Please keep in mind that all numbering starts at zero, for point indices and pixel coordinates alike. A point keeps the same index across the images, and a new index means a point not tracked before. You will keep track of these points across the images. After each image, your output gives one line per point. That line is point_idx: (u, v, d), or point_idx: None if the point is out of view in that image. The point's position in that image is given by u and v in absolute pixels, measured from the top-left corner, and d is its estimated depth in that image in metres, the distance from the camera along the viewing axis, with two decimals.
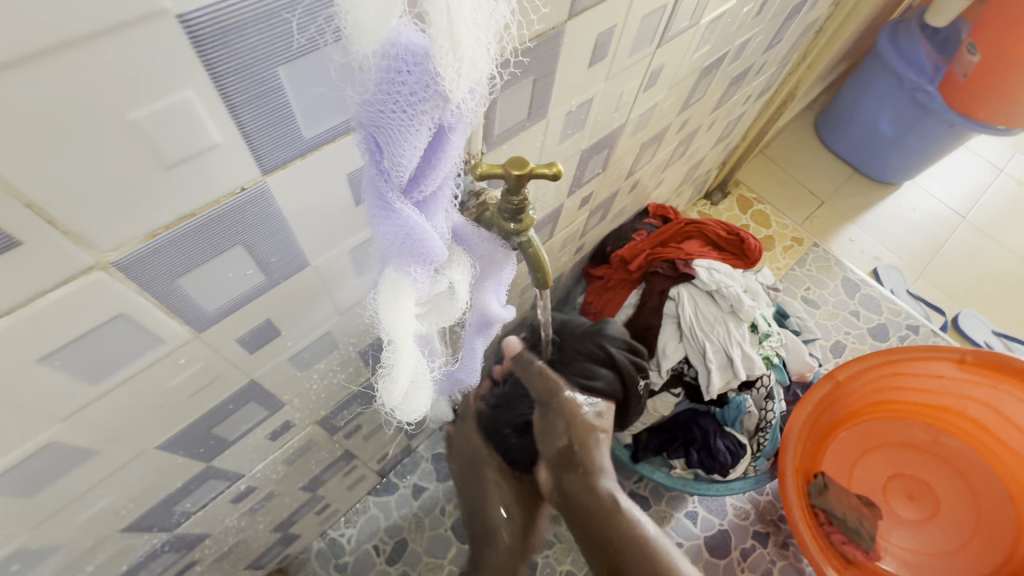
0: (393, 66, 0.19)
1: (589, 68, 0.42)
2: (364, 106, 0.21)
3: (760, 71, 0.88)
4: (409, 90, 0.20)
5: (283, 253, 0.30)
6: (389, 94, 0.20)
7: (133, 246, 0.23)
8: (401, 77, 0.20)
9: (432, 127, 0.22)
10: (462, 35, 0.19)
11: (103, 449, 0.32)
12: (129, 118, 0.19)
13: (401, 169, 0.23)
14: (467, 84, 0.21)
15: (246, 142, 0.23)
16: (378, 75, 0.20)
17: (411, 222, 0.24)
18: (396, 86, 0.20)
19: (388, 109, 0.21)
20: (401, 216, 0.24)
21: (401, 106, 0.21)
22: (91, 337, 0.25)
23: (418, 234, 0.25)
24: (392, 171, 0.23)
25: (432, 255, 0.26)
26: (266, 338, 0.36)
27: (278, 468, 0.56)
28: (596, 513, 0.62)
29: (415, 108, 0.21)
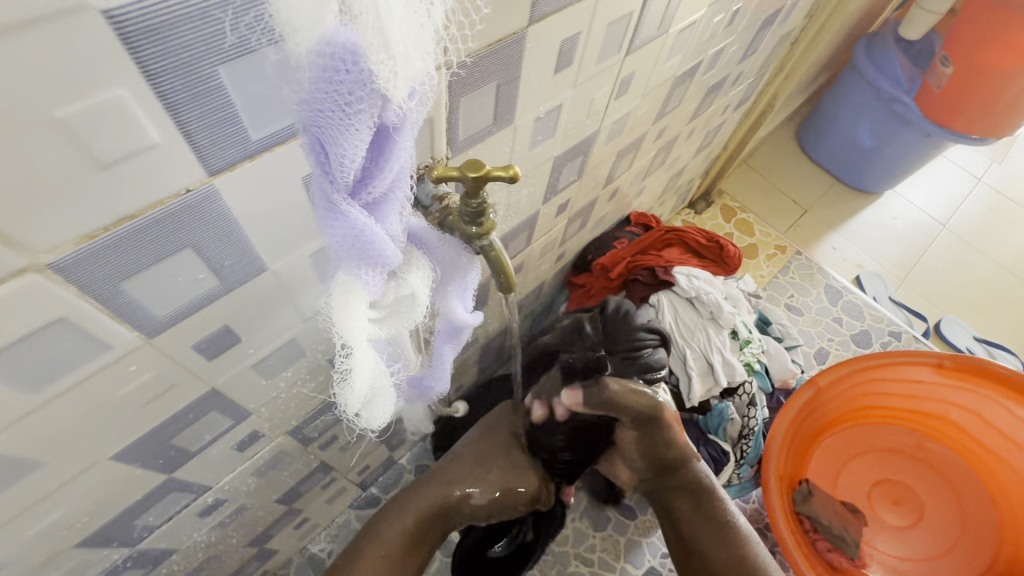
0: (329, 65, 0.19)
1: (555, 75, 0.43)
2: (303, 105, 0.20)
3: (737, 81, 0.89)
4: (347, 89, 0.20)
5: (238, 257, 0.30)
6: (327, 94, 0.20)
7: (70, 249, 0.22)
8: (338, 76, 0.20)
9: (373, 125, 0.22)
10: (392, 31, 0.19)
11: (51, 459, 0.31)
12: (57, 115, 0.19)
13: (345, 168, 0.22)
14: (407, 82, 0.21)
15: (188, 143, 0.23)
16: (315, 74, 0.20)
17: (359, 224, 0.24)
18: (333, 84, 0.20)
19: (327, 108, 0.20)
20: (348, 218, 0.24)
21: (339, 106, 0.20)
22: (29, 342, 0.24)
23: (368, 236, 0.25)
24: (337, 172, 0.23)
25: (385, 257, 0.26)
26: (225, 344, 0.35)
27: (248, 480, 0.55)
28: (691, 509, 0.62)
29: (353, 107, 0.21)
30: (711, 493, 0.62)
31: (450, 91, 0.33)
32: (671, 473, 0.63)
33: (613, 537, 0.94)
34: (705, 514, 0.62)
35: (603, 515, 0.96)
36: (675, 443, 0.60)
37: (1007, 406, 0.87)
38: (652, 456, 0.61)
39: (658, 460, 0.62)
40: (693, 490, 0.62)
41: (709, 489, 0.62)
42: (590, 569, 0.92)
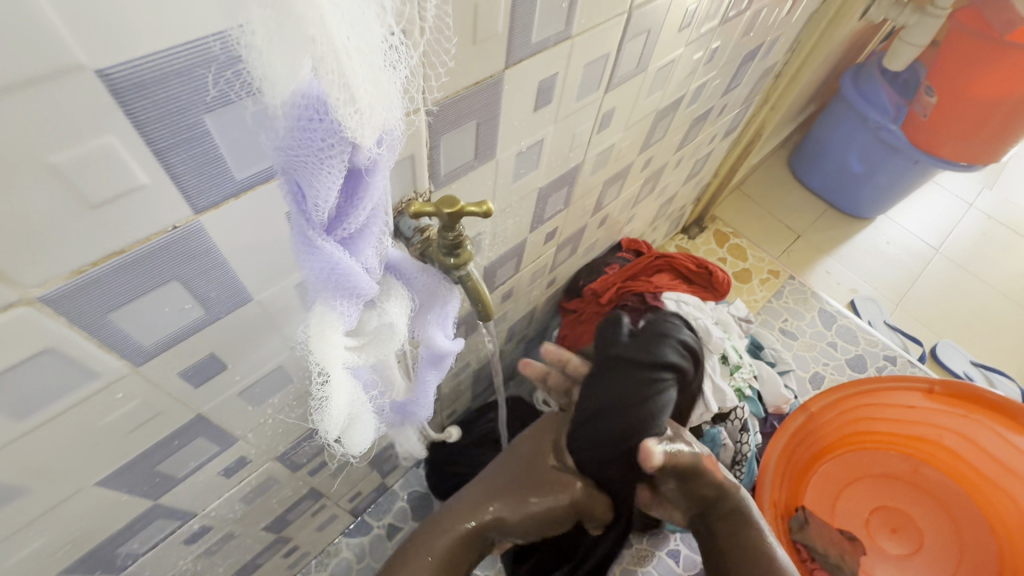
0: (304, 115, 0.21)
1: (535, 111, 0.45)
2: (281, 151, 0.22)
3: (722, 112, 0.92)
4: (320, 137, 0.22)
5: (223, 288, 0.31)
6: (302, 141, 0.22)
7: (60, 282, 0.24)
8: (312, 124, 0.22)
9: (345, 168, 0.24)
10: (359, 89, 0.21)
11: (36, 486, 0.31)
12: (50, 161, 0.20)
13: (319, 208, 0.24)
14: (374, 130, 0.23)
15: (175, 184, 0.24)
16: (290, 124, 0.22)
17: (334, 259, 0.26)
18: (308, 133, 0.22)
19: (302, 154, 0.22)
20: (324, 253, 0.25)
21: (313, 152, 0.22)
22: (17, 371, 0.25)
23: (343, 269, 0.26)
24: (312, 211, 0.24)
25: (360, 289, 0.28)
26: (211, 372, 0.36)
27: (236, 507, 0.55)
28: (735, 540, 0.59)
29: (327, 153, 0.23)
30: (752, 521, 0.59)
31: (430, 129, 0.35)
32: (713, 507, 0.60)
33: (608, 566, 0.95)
34: (750, 544, 0.58)
35: None
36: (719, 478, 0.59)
37: (1001, 433, 0.87)
38: (690, 496, 0.60)
39: (699, 496, 0.59)
40: (737, 518, 0.59)
41: (749, 516, 0.59)
42: None
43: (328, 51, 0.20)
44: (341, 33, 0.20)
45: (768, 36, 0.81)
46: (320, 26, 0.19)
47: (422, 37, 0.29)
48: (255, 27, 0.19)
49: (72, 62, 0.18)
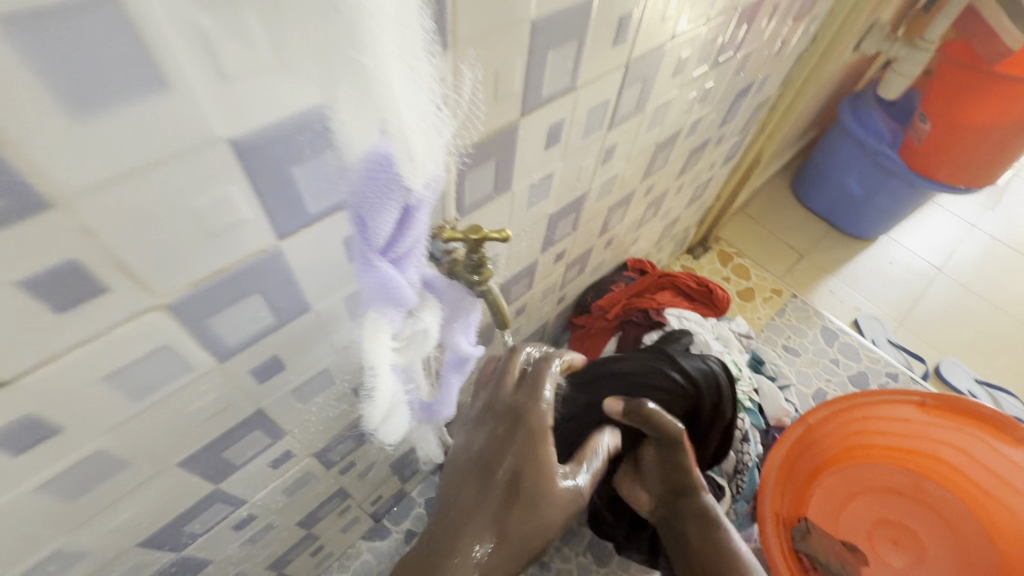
0: (374, 166, 0.29)
1: (546, 150, 0.52)
2: (354, 192, 0.30)
3: (719, 142, 0.99)
4: (384, 181, 0.30)
5: (292, 299, 0.38)
6: (371, 184, 0.30)
7: (182, 292, 0.31)
8: (379, 172, 0.29)
9: (400, 204, 0.31)
10: (413, 147, 0.30)
11: (135, 462, 0.38)
12: (190, 205, 0.27)
13: (378, 235, 0.31)
14: (422, 175, 0.31)
15: (267, 218, 0.32)
16: (362, 172, 0.29)
17: (387, 276, 0.32)
18: (375, 178, 0.29)
19: (370, 192, 0.30)
20: (380, 271, 0.32)
21: (378, 191, 0.30)
22: (141, 363, 0.32)
23: (393, 284, 0.33)
24: (372, 237, 0.31)
25: (403, 300, 0.34)
26: (273, 371, 0.43)
27: (277, 498, 0.62)
28: (700, 538, 0.60)
29: (389, 192, 0.30)
30: (717, 521, 0.60)
31: (459, 170, 0.43)
32: (683, 498, 0.63)
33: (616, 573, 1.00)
34: (711, 544, 0.59)
35: (605, 551, 1.03)
36: (689, 467, 0.62)
37: (993, 444, 0.91)
38: (665, 474, 0.63)
39: (672, 481, 0.63)
40: (702, 515, 0.60)
41: (715, 519, 0.60)
42: None
43: (395, 122, 0.28)
44: (404, 110, 0.28)
45: (760, 74, 0.88)
46: (391, 106, 0.28)
47: (462, 105, 0.37)
48: (345, 107, 0.28)
49: (215, 135, 0.25)
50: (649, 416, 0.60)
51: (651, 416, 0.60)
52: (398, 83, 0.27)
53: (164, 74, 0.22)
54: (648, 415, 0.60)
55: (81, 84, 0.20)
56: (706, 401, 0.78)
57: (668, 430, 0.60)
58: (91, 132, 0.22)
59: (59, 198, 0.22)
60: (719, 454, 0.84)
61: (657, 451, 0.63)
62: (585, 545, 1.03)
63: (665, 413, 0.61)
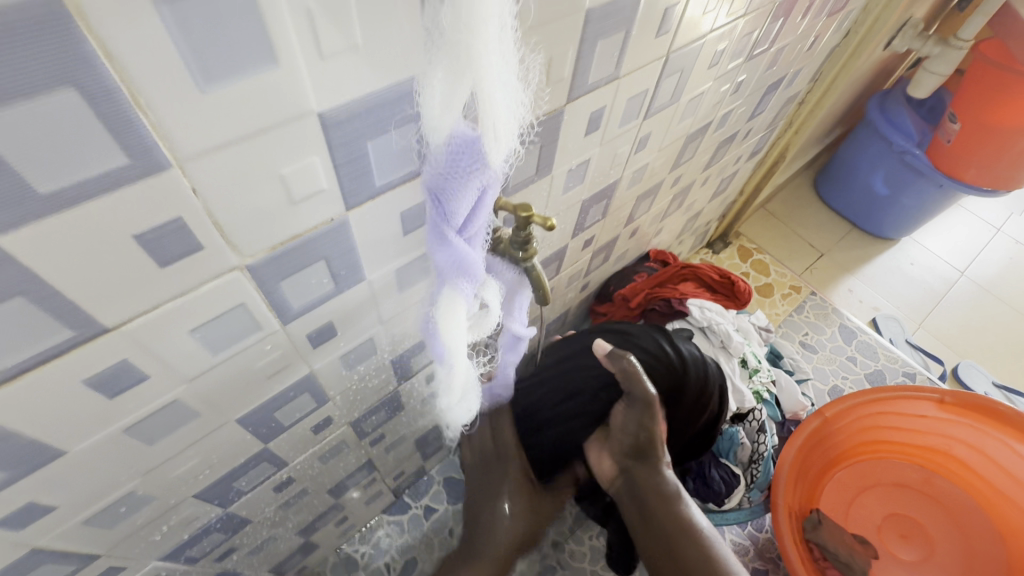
0: (457, 150, 0.33)
1: (586, 135, 0.54)
2: (437, 179, 0.35)
3: (747, 136, 1.00)
4: (463, 165, 0.34)
5: (350, 268, 0.41)
6: (452, 168, 0.34)
7: (261, 255, 0.33)
8: (461, 156, 0.34)
9: (478, 187, 0.35)
10: (498, 130, 0.32)
11: (202, 413, 0.41)
12: (280, 173, 0.30)
13: (456, 215, 0.36)
14: (500, 158, 0.34)
15: (341, 187, 0.34)
16: (445, 155, 0.33)
17: (462, 250, 0.38)
18: (456, 161, 0.34)
19: (451, 175, 0.34)
20: (456, 247, 0.37)
21: (458, 174, 0.34)
22: (218, 320, 0.35)
23: (466, 259, 0.38)
24: (450, 219, 0.36)
25: (474, 273, 0.40)
26: (326, 336, 0.46)
27: (314, 464, 0.65)
28: (661, 508, 0.67)
29: (467, 176, 0.34)
30: (676, 497, 0.66)
31: None
32: (642, 467, 0.69)
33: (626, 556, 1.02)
34: (674, 516, 0.66)
35: None
36: (654, 437, 0.67)
37: (1008, 443, 0.91)
38: (633, 439, 0.68)
39: (636, 445, 0.68)
40: (660, 491, 0.67)
41: (673, 494, 0.67)
42: None
43: (483, 93, 0.30)
44: (491, 77, 0.29)
45: (791, 68, 0.89)
46: (481, 83, 0.29)
47: (528, 92, 0.39)
48: (435, 92, 0.31)
49: (308, 108, 0.28)
50: (629, 371, 0.65)
51: (630, 373, 0.64)
52: (491, 58, 0.28)
53: (274, 51, 0.25)
54: (625, 367, 0.65)
55: (206, 61, 0.23)
56: (693, 384, 0.79)
57: (640, 390, 0.64)
58: (207, 103, 0.24)
59: (177, 160, 0.25)
60: (697, 436, 0.85)
61: (629, 410, 0.68)
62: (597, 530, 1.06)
63: (644, 375, 0.65)
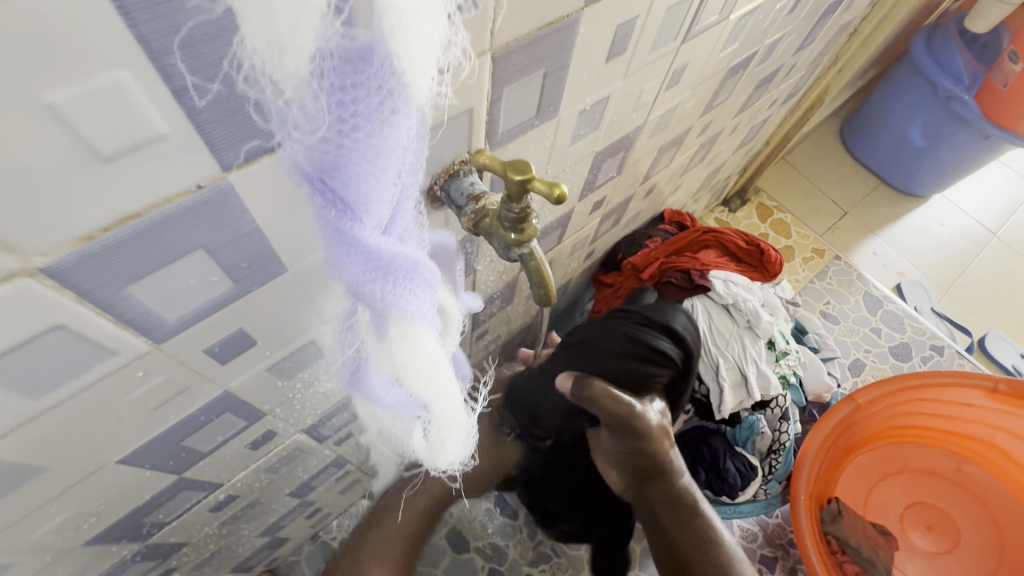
0: (337, 79, 0.19)
1: (606, 63, 0.39)
2: (319, 147, 0.20)
3: (788, 74, 0.83)
4: (361, 104, 0.20)
5: (256, 258, 0.27)
6: (341, 113, 0.20)
7: (68, 251, 0.20)
8: (349, 88, 0.19)
9: (398, 139, 0.21)
10: (422, 35, 0.19)
11: (52, 465, 0.29)
12: (47, 100, 0.16)
13: (370, 191, 0.22)
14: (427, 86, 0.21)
15: (201, 135, 0.20)
16: (325, 94, 0.19)
17: (390, 250, 0.24)
18: (347, 100, 0.19)
19: (342, 130, 0.20)
20: (381, 247, 0.23)
21: (357, 124, 0.20)
22: (23, 351, 0.22)
23: (401, 261, 0.24)
24: (360, 206, 0.22)
25: (421, 281, 0.26)
26: (240, 347, 0.33)
27: (261, 477, 0.53)
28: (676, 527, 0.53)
29: (372, 125, 0.20)
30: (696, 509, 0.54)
31: (493, 81, 0.30)
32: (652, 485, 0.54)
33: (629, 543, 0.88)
34: (696, 538, 0.53)
35: None
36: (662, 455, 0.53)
37: None
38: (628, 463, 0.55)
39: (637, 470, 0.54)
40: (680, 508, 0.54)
41: (694, 506, 0.54)
42: None
43: None
44: None
45: None
46: None
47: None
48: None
49: None
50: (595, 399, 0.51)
51: (598, 397, 0.51)
52: None
53: None
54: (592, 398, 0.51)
55: None
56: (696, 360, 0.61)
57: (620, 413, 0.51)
58: None
59: None
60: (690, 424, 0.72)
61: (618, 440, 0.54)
62: None
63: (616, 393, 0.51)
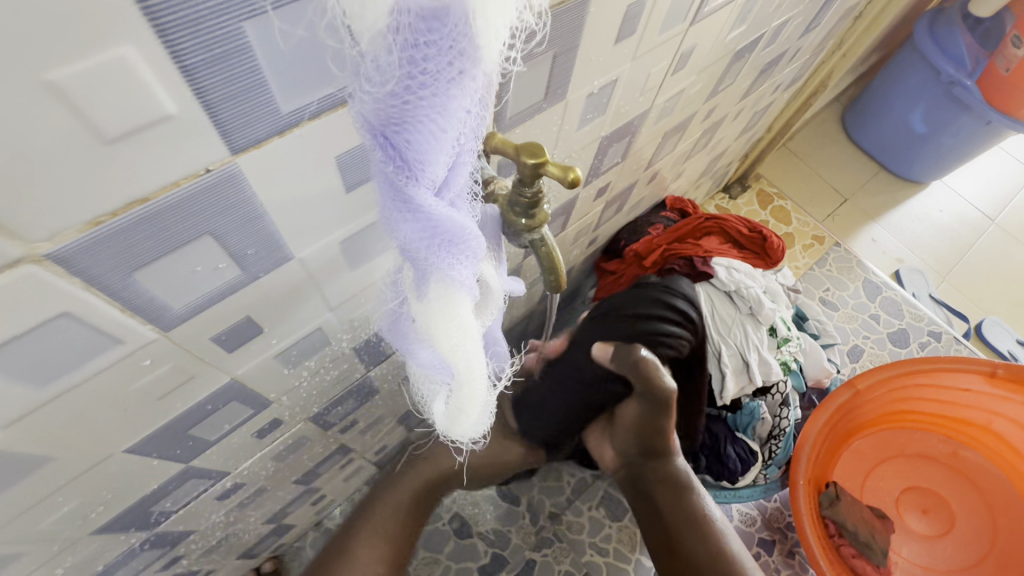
0: (412, 37, 0.18)
1: (615, 45, 0.38)
2: (386, 103, 0.19)
3: (792, 58, 0.82)
4: (433, 63, 0.19)
5: (262, 244, 0.27)
6: (411, 74, 0.19)
7: (73, 236, 0.19)
8: (422, 47, 0.18)
9: (464, 103, 0.21)
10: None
11: (59, 455, 0.29)
12: (47, 77, 0.15)
13: (433, 154, 0.21)
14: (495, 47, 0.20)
15: (209, 116, 0.19)
16: (399, 49, 0.18)
17: (443, 216, 0.23)
18: (418, 60, 0.19)
19: (412, 90, 0.19)
20: (436, 210, 0.23)
21: (427, 85, 0.19)
22: (28, 338, 0.21)
23: (452, 226, 0.24)
24: (420, 166, 0.21)
25: (468, 247, 0.25)
26: (247, 335, 0.32)
27: (267, 465, 0.53)
28: (669, 503, 0.57)
29: (442, 87, 0.20)
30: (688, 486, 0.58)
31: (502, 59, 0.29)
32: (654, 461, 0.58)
33: (630, 528, 0.89)
34: (688, 511, 0.56)
35: (620, 506, 0.91)
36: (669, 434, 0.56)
37: None
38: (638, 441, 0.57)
39: (645, 446, 0.57)
40: (673, 481, 0.58)
41: (687, 484, 0.58)
42: (604, 560, 0.87)
43: None
44: None
45: None
46: None
47: None
48: None
49: None
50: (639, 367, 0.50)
51: (644, 368, 0.50)
52: None
53: None
54: (637, 367, 0.50)
55: None
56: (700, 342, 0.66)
57: (654, 389, 0.51)
58: None
59: None
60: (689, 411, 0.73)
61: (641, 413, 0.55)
62: (597, 498, 0.91)
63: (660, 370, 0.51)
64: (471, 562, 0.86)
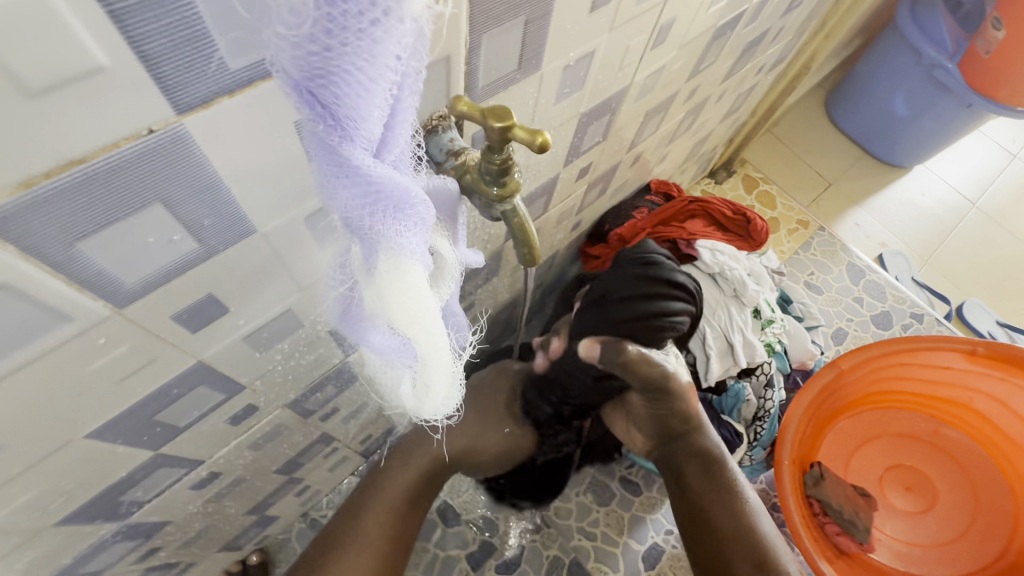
0: None
1: (590, 14, 0.37)
2: (309, 52, 0.18)
3: (775, 37, 0.81)
4: (355, 6, 0.18)
5: (220, 216, 0.26)
6: (333, 20, 0.17)
7: (4, 199, 0.18)
8: None
9: (395, 55, 0.20)
10: None
11: (12, 441, 0.27)
12: None
13: (363, 110, 0.20)
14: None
15: (147, 70, 0.18)
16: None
17: (381, 177, 0.22)
18: (340, 3, 0.17)
19: (336, 36, 0.18)
20: (372, 171, 0.22)
21: (353, 32, 0.18)
22: None
23: (392, 189, 0.23)
24: (353, 122, 0.21)
25: (412, 212, 0.24)
26: (211, 315, 0.31)
27: (245, 454, 0.52)
28: (702, 484, 0.54)
29: (369, 35, 0.18)
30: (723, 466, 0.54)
31: (469, 21, 0.28)
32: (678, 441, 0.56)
33: (617, 512, 0.90)
34: (727, 508, 0.52)
35: (607, 492, 0.92)
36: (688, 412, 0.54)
37: None
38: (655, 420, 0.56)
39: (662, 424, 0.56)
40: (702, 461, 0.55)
41: (721, 462, 0.55)
42: (593, 544, 0.88)
43: None
44: None
45: None
46: None
47: None
48: None
49: None
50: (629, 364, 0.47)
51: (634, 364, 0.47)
52: None
53: None
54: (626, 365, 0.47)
55: None
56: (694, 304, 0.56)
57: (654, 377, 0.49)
58: None
59: None
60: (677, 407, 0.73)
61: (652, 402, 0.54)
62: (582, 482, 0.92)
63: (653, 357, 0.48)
64: (459, 549, 0.85)
